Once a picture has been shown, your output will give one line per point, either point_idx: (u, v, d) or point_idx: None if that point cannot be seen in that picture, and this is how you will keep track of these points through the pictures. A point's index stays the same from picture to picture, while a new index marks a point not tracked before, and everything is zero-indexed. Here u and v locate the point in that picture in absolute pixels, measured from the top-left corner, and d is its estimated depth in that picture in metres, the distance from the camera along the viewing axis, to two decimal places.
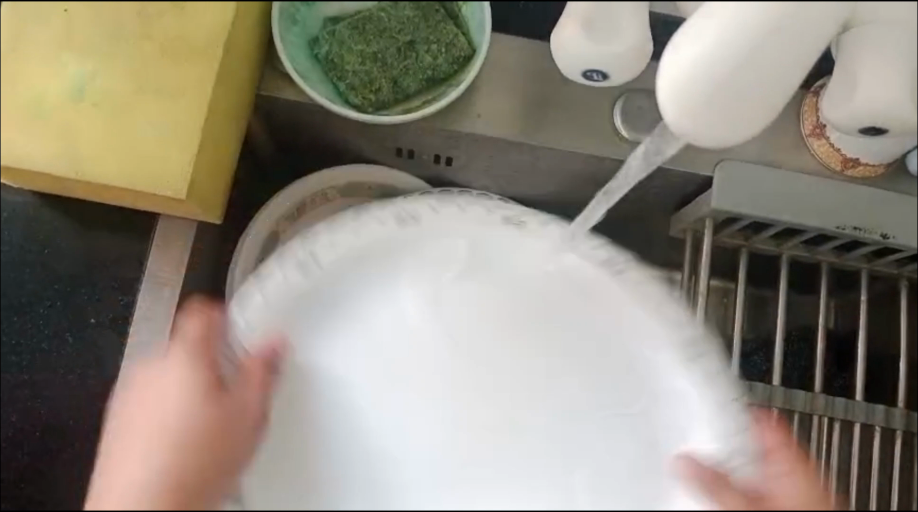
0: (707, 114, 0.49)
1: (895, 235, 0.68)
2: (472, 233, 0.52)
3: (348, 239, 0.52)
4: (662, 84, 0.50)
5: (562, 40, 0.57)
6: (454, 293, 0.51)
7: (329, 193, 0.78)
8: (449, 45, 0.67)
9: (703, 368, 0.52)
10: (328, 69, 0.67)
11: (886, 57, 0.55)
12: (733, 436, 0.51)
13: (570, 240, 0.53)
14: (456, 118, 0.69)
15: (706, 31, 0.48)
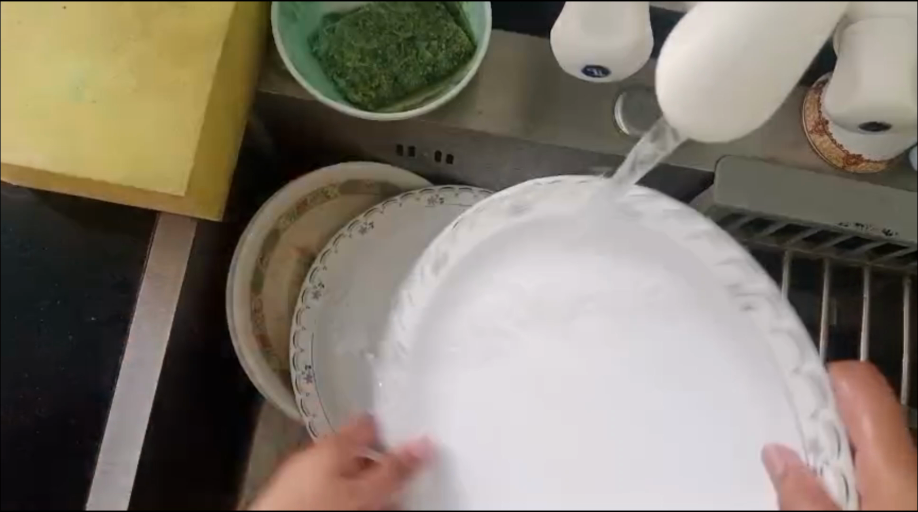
0: (706, 109, 0.49)
1: (900, 232, 0.67)
2: (553, 227, 0.60)
3: (420, 296, 0.59)
4: (661, 79, 0.50)
5: (560, 35, 0.57)
6: (567, 276, 0.60)
7: (329, 191, 0.78)
8: (449, 40, 0.67)
9: (800, 346, 0.58)
10: (328, 67, 0.67)
11: (886, 53, 0.54)
12: (825, 399, 0.57)
13: (594, 209, 0.59)
14: (457, 116, 0.69)
15: (705, 27, 0.47)
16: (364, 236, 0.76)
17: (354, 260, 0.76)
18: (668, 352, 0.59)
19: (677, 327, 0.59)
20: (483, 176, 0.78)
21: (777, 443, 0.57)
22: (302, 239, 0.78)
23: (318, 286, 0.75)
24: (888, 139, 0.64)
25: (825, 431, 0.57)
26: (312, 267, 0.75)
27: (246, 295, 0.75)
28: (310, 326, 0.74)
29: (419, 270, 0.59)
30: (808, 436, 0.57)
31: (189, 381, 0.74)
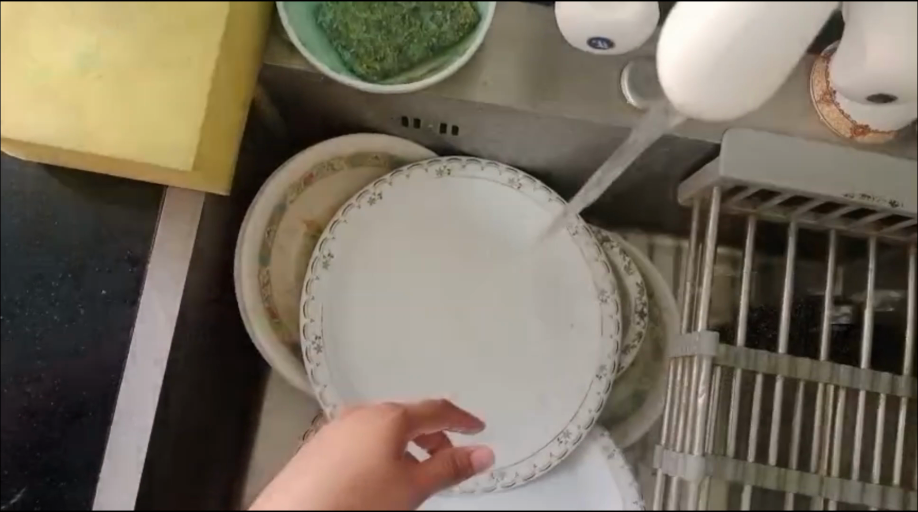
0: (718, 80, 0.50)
1: (903, 202, 0.68)
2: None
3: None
4: (669, 55, 0.51)
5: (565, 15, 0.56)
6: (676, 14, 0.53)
7: (335, 163, 0.78)
8: (454, 11, 0.66)
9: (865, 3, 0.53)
10: (332, 38, 0.65)
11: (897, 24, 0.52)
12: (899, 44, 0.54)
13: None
14: (462, 88, 0.69)
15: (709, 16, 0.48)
16: (373, 207, 0.76)
17: (364, 231, 0.76)
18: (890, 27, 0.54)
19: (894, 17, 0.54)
20: (489, 148, 0.78)
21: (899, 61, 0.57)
22: (310, 212, 0.79)
23: (328, 256, 0.74)
24: (890, 109, 0.63)
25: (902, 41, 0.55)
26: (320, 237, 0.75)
27: (254, 268, 0.76)
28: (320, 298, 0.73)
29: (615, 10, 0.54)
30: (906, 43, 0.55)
31: (199, 356, 0.76)
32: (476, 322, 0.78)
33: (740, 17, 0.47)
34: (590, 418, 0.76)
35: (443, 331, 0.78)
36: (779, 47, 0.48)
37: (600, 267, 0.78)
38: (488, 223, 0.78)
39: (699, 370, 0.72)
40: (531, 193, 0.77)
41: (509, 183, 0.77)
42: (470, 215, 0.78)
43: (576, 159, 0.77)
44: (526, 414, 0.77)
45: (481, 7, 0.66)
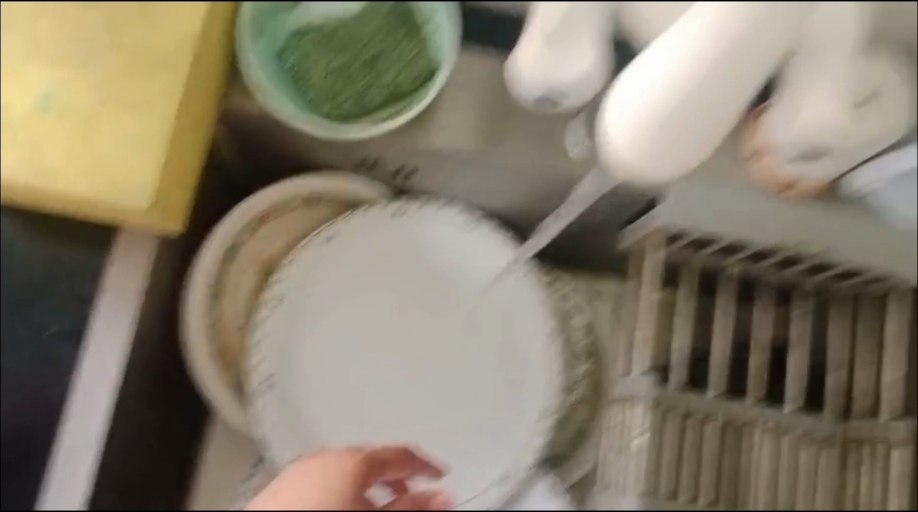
0: (664, 143, 0.51)
1: (829, 251, 0.73)
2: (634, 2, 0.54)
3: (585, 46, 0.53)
4: (616, 120, 0.52)
5: (519, 69, 0.55)
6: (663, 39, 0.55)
7: (290, 203, 0.78)
8: (411, 62, 0.69)
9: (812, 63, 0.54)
10: (294, 82, 0.69)
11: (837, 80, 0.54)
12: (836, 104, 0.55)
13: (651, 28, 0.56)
14: (418, 135, 0.71)
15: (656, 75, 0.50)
16: (328, 247, 0.77)
17: (318, 271, 0.77)
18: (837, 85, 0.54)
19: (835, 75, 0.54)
20: (443, 190, 0.79)
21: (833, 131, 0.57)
22: (263, 250, 0.79)
23: (279, 295, 0.76)
24: (813, 169, 0.64)
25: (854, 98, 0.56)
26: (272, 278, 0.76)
27: (205, 306, 0.76)
28: (272, 336, 0.75)
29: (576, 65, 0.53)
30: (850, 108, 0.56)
31: (146, 394, 0.76)
32: (427, 362, 0.79)
33: (690, 69, 0.48)
34: (535, 458, 0.79)
35: (396, 374, 0.78)
36: (725, 104, 0.50)
37: (548, 309, 0.80)
38: (441, 265, 0.79)
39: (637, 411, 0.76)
40: (485, 235, 0.79)
41: (463, 224, 0.78)
42: (423, 257, 0.79)
43: (526, 203, 0.79)
44: (474, 454, 0.79)
45: (438, 60, 0.69)
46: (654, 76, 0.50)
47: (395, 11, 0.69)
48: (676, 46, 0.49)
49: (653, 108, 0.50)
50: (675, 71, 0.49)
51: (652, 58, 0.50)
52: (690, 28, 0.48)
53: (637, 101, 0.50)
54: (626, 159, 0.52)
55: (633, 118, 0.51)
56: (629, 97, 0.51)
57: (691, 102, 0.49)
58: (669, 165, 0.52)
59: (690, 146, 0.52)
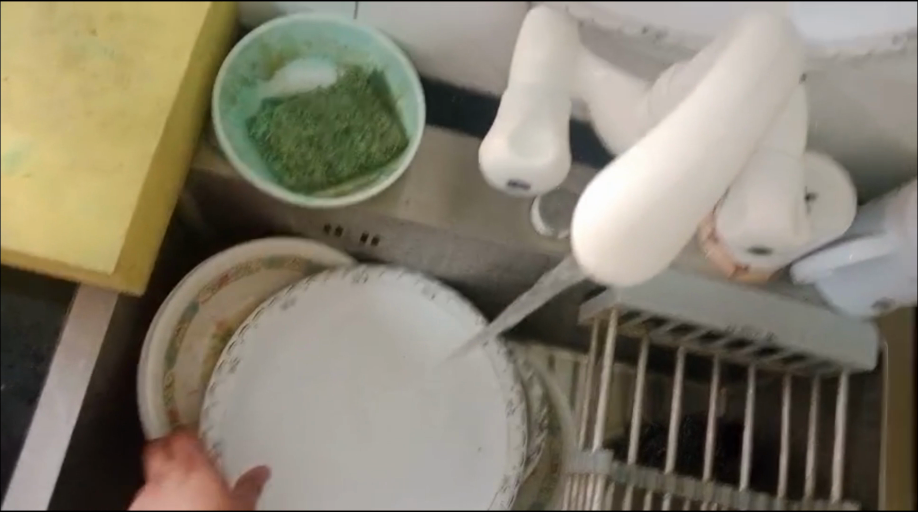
0: (652, 228, 0.46)
1: (778, 336, 0.76)
2: (599, 91, 0.57)
3: (546, 125, 0.55)
4: (600, 199, 0.46)
5: (486, 159, 0.56)
6: (628, 119, 0.56)
7: (252, 264, 0.79)
8: (383, 134, 0.71)
9: (778, 165, 0.57)
10: (264, 150, 0.70)
11: (784, 189, 0.57)
12: (788, 204, 0.57)
13: (618, 110, 0.57)
14: (384, 205, 0.73)
15: (651, 155, 0.46)
16: (286, 311, 0.77)
17: (273, 337, 0.76)
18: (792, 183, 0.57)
19: (790, 174, 0.57)
20: (406, 258, 0.81)
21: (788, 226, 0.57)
22: (221, 311, 0.79)
23: (235, 361, 0.75)
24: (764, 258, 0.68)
25: (797, 199, 0.58)
26: (229, 342, 0.76)
27: (158, 368, 0.75)
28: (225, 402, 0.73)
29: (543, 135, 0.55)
30: (793, 211, 0.57)
31: (95, 457, 0.74)
32: None
33: (682, 151, 0.46)
34: None
35: None
36: (699, 200, 0.47)
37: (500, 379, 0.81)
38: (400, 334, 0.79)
39: (595, 488, 0.76)
40: (445, 304, 0.80)
41: (423, 292, 0.80)
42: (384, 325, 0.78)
43: (487, 276, 0.80)
44: None
45: (409, 133, 0.72)
46: (632, 175, 0.45)
47: (369, 82, 0.71)
48: (648, 142, 0.46)
49: (633, 201, 0.45)
50: (652, 169, 0.45)
51: (634, 160, 0.46)
52: (663, 124, 0.47)
53: (614, 190, 0.46)
54: (598, 250, 0.46)
55: (609, 212, 0.45)
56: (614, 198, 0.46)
57: (670, 199, 0.45)
58: (636, 262, 0.46)
59: (663, 250, 0.47)
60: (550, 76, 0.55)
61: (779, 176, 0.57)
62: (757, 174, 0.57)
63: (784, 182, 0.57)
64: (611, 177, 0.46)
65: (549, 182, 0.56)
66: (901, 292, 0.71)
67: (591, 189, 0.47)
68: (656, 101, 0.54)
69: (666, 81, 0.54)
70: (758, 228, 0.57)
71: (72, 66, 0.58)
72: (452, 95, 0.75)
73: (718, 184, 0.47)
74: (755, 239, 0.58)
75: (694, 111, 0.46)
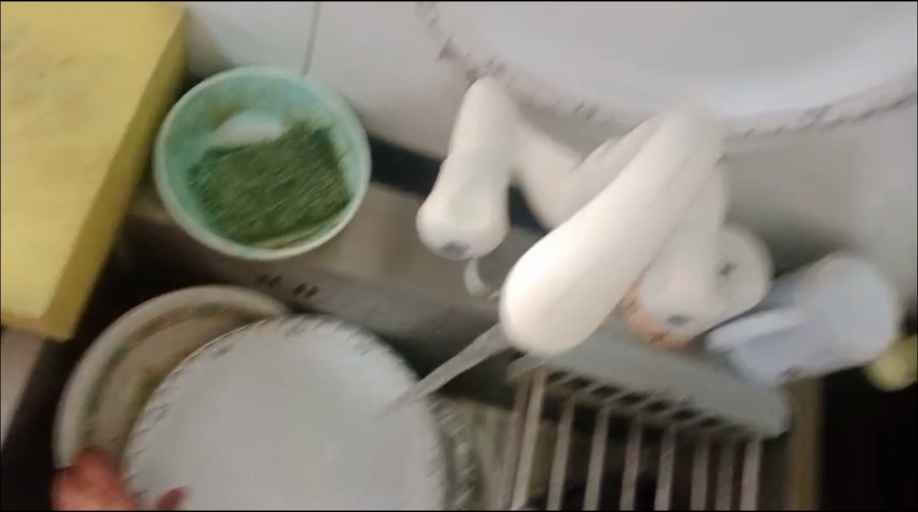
0: (583, 293, 0.47)
1: (693, 400, 0.80)
2: (537, 160, 0.60)
3: (483, 190, 0.58)
4: (534, 264, 0.47)
5: (427, 224, 0.58)
6: (560, 188, 0.59)
7: (185, 310, 0.77)
8: (325, 190, 0.72)
9: (701, 240, 0.60)
10: (205, 200, 0.71)
11: (704, 263, 0.61)
12: (705, 277, 0.61)
13: (551, 179, 0.60)
14: (323, 258, 0.74)
15: (584, 226, 0.47)
16: (220, 358, 0.76)
17: (204, 384, 0.76)
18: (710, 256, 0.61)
19: (709, 248, 0.61)
20: (341, 310, 0.81)
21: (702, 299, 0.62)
22: (150, 357, 0.78)
23: (165, 407, 0.74)
24: (686, 328, 0.70)
25: (712, 272, 0.63)
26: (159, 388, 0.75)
27: (79, 414, 0.74)
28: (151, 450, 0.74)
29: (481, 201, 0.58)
30: (708, 284, 0.62)
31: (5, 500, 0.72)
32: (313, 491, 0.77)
33: (613, 222, 0.47)
34: None
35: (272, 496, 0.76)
36: (626, 268, 0.48)
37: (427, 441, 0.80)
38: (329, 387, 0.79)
39: None
40: (378, 358, 0.79)
41: (356, 347, 0.78)
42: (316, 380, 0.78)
43: (421, 330, 0.82)
44: None
45: (351, 189, 0.73)
46: (566, 243, 0.47)
47: (313, 138, 0.72)
48: (581, 214, 0.48)
49: (566, 266, 0.46)
50: (585, 238, 0.47)
51: (592, 244, 0.47)
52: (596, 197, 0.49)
53: (549, 256, 0.47)
54: (531, 313, 0.46)
55: (544, 276, 0.46)
56: (571, 280, 0.46)
57: (601, 266, 0.47)
58: (567, 327, 0.47)
59: (592, 316, 0.48)
60: (488, 145, 0.58)
61: (700, 248, 0.60)
62: (680, 245, 0.60)
63: (704, 255, 0.61)
64: (545, 245, 0.47)
65: (485, 245, 0.59)
66: (809, 363, 0.76)
67: (527, 255, 0.47)
68: (587, 176, 0.57)
69: (595, 157, 0.56)
70: (674, 299, 0.62)
71: (18, 107, 0.58)
72: (396, 156, 0.77)
73: (644, 255, 0.49)
74: (674, 306, 0.62)
75: (625, 187, 0.48)
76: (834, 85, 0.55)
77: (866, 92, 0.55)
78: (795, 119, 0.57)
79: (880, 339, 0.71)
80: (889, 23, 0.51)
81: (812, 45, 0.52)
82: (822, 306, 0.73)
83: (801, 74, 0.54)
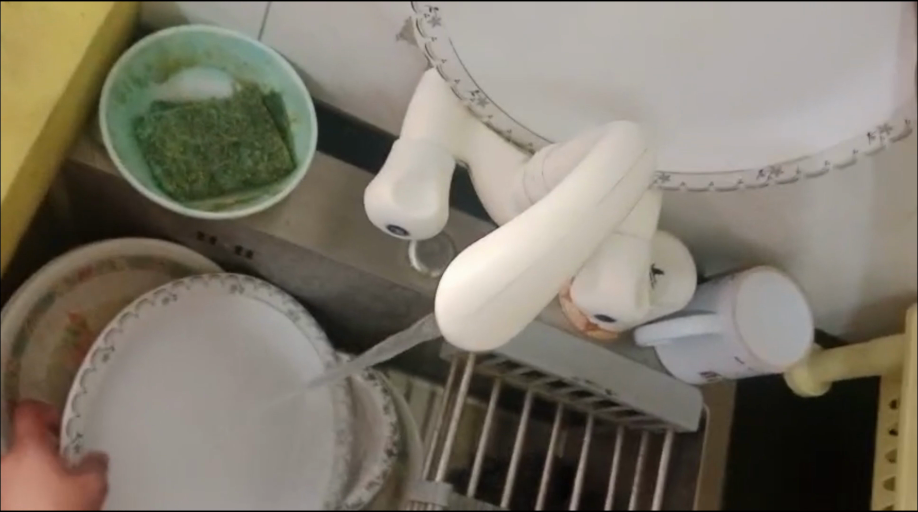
0: (513, 280, 0.46)
1: (616, 391, 0.83)
2: (484, 151, 0.60)
3: (428, 175, 0.60)
4: (462, 264, 0.47)
5: (368, 202, 0.60)
6: (504, 179, 0.61)
7: (115, 262, 0.77)
8: (272, 153, 0.72)
9: (632, 248, 0.63)
10: (147, 152, 0.70)
11: (632, 270, 0.63)
12: (633, 286, 0.63)
13: (501, 173, 0.61)
14: (264, 223, 0.74)
15: (516, 223, 0.48)
16: (165, 306, 0.73)
17: (152, 328, 0.70)
18: (639, 261, 0.64)
19: (638, 254, 0.64)
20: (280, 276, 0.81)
21: (626, 308, 0.64)
22: (78, 305, 0.75)
23: (110, 349, 0.69)
24: (611, 326, 0.72)
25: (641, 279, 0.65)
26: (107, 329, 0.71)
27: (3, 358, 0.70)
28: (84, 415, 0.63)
29: (425, 184, 0.59)
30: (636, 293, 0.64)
31: None
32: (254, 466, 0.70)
33: (544, 211, 0.47)
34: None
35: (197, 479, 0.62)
36: (564, 252, 0.47)
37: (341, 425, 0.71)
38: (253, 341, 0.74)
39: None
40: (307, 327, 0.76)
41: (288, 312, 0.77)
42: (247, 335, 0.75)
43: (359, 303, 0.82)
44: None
45: (298, 157, 0.73)
46: (494, 240, 0.47)
47: (265, 101, 0.72)
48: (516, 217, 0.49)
49: (491, 258, 0.46)
50: (513, 230, 0.47)
51: (547, 259, 0.46)
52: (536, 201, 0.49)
53: (478, 255, 0.47)
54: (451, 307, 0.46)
55: (470, 275, 0.46)
56: (520, 297, 0.46)
57: (530, 247, 0.46)
58: (495, 313, 0.46)
59: (529, 305, 0.47)
60: (437, 138, 0.60)
61: (629, 254, 0.63)
62: (611, 254, 0.62)
63: (633, 261, 0.63)
64: (476, 248, 0.48)
65: (423, 228, 0.60)
66: (725, 367, 0.79)
67: (460, 260, 0.48)
68: (530, 176, 0.58)
69: (539, 158, 0.57)
70: (603, 303, 0.63)
71: None
72: (346, 128, 0.75)
73: (587, 238, 0.47)
74: (605, 306, 0.64)
75: (565, 184, 0.48)
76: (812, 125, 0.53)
77: (821, 152, 0.57)
78: (752, 176, 0.59)
79: (793, 353, 0.76)
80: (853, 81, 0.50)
81: (774, 109, 0.51)
82: (740, 313, 0.76)
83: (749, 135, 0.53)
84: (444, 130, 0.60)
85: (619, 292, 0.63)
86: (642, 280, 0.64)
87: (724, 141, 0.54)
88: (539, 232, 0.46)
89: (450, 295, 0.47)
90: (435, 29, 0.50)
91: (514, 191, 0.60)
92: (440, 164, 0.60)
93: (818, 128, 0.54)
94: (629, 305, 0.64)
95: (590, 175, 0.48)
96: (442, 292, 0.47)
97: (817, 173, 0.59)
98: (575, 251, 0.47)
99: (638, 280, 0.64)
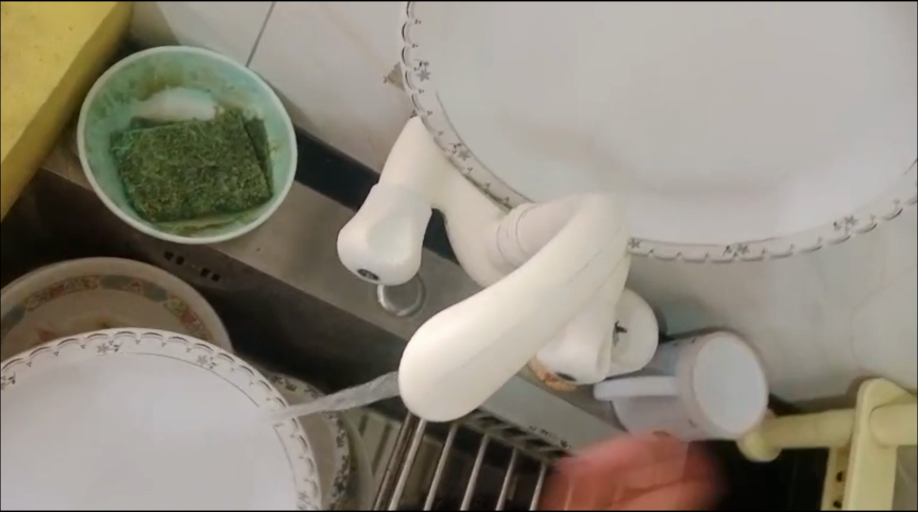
0: (495, 341, 0.46)
1: (571, 443, 0.84)
2: (463, 200, 0.62)
3: (406, 222, 0.59)
4: (444, 320, 0.47)
5: (344, 244, 0.59)
6: (479, 228, 0.63)
7: (90, 280, 0.79)
8: (249, 180, 0.71)
9: (601, 308, 0.64)
10: (122, 168, 0.69)
11: (600, 330, 0.64)
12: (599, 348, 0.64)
13: (482, 225, 0.62)
14: (237, 249, 0.75)
15: (500, 285, 0.48)
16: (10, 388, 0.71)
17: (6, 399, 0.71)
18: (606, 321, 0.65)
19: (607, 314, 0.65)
20: (247, 299, 0.81)
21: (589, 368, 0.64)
22: (50, 322, 0.78)
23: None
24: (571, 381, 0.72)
25: (606, 341, 0.66)
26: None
27: None
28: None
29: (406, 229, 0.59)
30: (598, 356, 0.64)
31: None
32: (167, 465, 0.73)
33: (529, 274, 0.48)
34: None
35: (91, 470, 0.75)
36: (545, 316, 0.47)
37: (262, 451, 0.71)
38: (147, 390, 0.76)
39: None
40: (227, 373, 0.74)
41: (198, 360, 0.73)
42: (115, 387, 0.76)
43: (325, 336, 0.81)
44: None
45: (274, 187, 0.73)
46: (479, 298, 0.47)
47: (246, 127, 0.71)
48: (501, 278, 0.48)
49: (473, 317, 0.46)
50: (496, 291, 0.47)
51: (525, 325, 0.46)
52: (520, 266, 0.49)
53: (459, 312, 0.47)
54: (431, 363, 0.46)
55: (451, 332, 0.46)
56: (496, 360, 0.46)
57: (514, 309, 0.46)
58: (476, 372, 0.46)
59: (509, 365, 0.47)
60: (417, 184, 0.60)
61: (597, 314, 0.64)
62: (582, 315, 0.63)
63: (600, 321, 0.64)
64: (460, 306, 0.48)
65: (391, 269, 0.59)
66: (681, 430, 0.80)
67: (441, 316, 0.48)
68: (506, 231, 0.59)
69: (517, 215, 0.58)
70: (569, 364, 0.64)
71: None
72: (326, 157, 0.74)
73: (568, 305, 0.48)
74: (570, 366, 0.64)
75: (549, 252, 0.49)
76: (782, 202, 0.55)
77: (789, 235, 0.58)
78: (719, 251, 0.60)
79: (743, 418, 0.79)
80: (827, 160, 0.52)
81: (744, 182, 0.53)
82: (698, 377, 0.77)
83: (718, 206, 0.55)
84: (426, 179, 0.60)
85: (587, 353, 0.63)
86: (606, 340, 0.65)
87: (695, 210, 0.56)
88: (518, 296, 0.47)
89: (430, 352, 0.46)
90: (423, 81, 0.51)
91: (493, 243, 0.61)
92: (418, 213, 0.60)
93: (787, 209, 0.56)
94: (591, 366, 0.65)
95: (567, 248, 0.49)
96: (423, 348, 0.47)
97: (783, 255, 0.61)
98: (554, 317, 0.47)
99: (601, 342, 0.65)
